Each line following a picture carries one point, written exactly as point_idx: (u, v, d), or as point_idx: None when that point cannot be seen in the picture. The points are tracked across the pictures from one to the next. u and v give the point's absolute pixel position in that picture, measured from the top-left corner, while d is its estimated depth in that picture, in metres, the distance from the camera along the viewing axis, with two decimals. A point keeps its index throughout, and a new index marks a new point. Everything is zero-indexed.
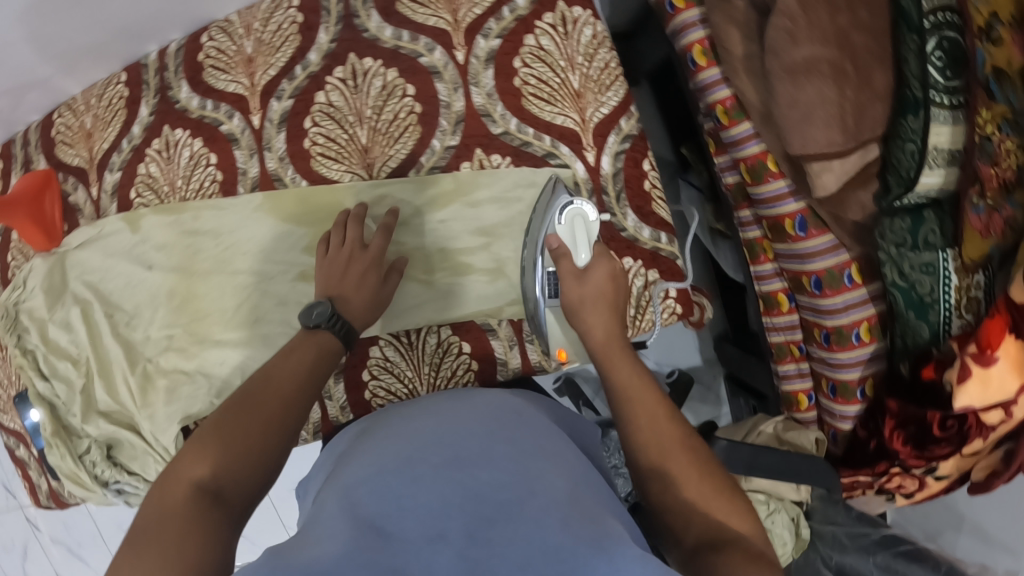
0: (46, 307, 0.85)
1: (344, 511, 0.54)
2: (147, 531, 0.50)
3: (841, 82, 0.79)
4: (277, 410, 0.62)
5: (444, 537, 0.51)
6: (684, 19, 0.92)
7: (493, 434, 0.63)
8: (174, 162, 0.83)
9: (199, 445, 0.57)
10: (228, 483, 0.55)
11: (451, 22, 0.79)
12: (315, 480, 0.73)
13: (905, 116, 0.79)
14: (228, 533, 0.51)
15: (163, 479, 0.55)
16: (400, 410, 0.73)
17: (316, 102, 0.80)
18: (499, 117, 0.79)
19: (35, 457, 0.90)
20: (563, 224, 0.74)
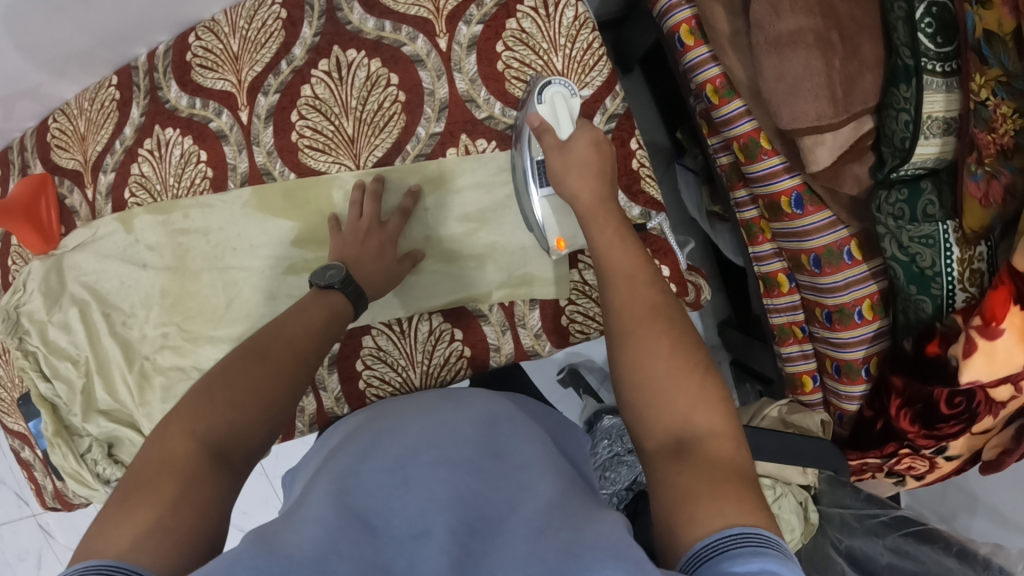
0: (44, 310, 0.86)
1: (331, 500, 0.54)
2: (144, 484, 0.49)
3: (826, 54, 0.78)
4: (286, 367, 0.60)
5: (429, 533, 0.50)
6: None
7: (488, 441, 0.63)
8: (166, 161, 0.84)
9: (205, 394, 0.56)
10: (232, 443, 0.54)
11: (433, 10, 0.79)
12: (303, 471, 0.72)
13: (897, 86, 0.77)
14: (224, 501, 0.51)
15: (165, 430, 0.54)
16: (395, 406, 0.73)
17: (302, 95, 0.81)
18: (482, 103, 0.80)
19: (40, 459, 0.92)
20: (543, 102, 0.73)
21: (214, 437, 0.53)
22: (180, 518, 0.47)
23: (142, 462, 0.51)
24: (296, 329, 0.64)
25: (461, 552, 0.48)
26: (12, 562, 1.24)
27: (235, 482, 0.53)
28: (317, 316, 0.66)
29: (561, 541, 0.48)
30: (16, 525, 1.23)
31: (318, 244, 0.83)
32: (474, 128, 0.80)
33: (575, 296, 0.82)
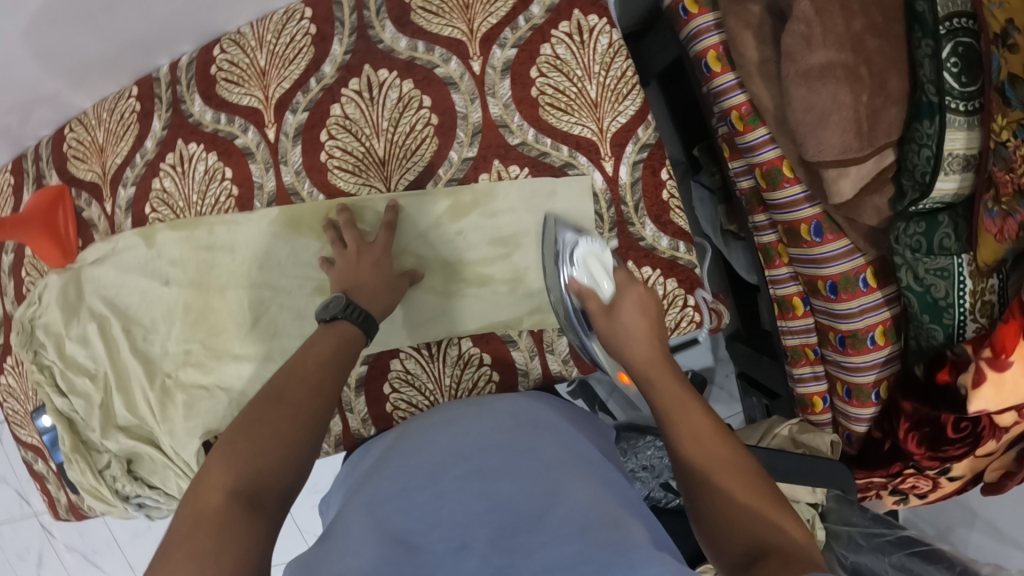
0: (62, 322, 0.85)
1: (368, 524, 0.54)
2: (179, 542, 0.49)
3: (855, 87, 0.79)
4: (303, 403, 0.62)
5: (467, 547, 0.50)
6: (698, 24, 0.90)
7: (516, 442, 0.63)
8: (190, 177, 0.83)
9: (229, 446, 0.57)
10: (265, 485, 0.54)
11: (466, 32, 0.78)
12: (339, 493, 0.74)
13: (921, 121, 0.79)
14: (266, 539, 0.51)
15: (195, 488, 0.54)
16: (418, 426, 0.72)
17: (332, 114, 0.79)
18: (515, 129, 0.79)
19: (53, 471, 0.90)
20: (577, 268, 0.76)
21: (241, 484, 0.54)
22: (221, 564, 0.47)
23: (176, 523, 0.51)
24: (308, 366, 0.65)
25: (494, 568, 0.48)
26: (16, 565, 1.23)
27: (272, 525, 0.52)
28: (326, 349, 0.68)
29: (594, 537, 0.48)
30: (18, 524, 1.21)
31: None
32: (508, 154, 0.79)
33: None
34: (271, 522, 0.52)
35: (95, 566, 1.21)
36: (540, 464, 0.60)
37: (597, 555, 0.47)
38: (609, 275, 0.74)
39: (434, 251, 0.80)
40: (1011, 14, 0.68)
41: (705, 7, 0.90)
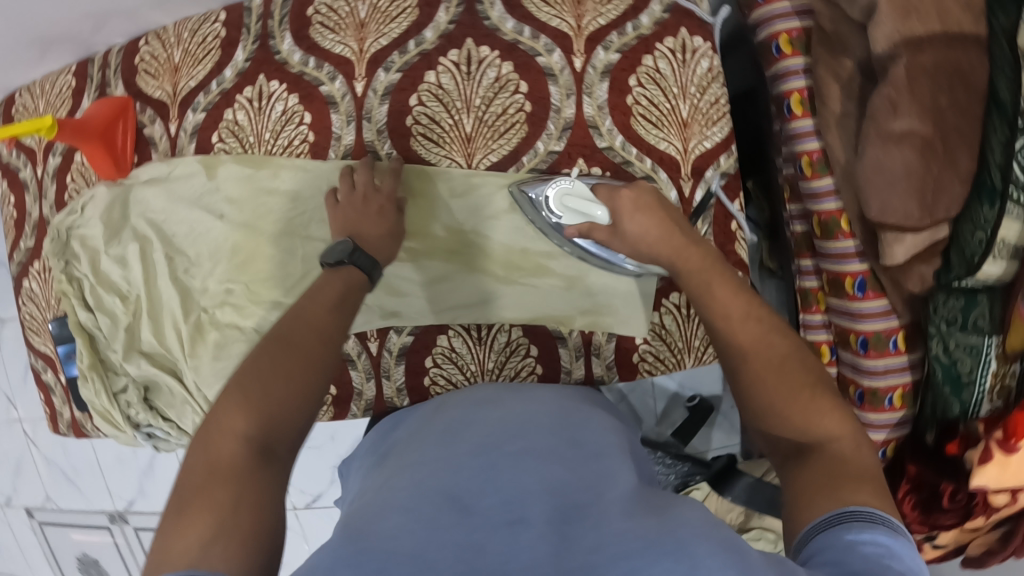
0: (103, 239, 0.83)
1: (424, 485, 0.55)
2: (195, 491, 0.51)
3: (927, 159, 0.77)
4: (311, 349, 0.61)
5: (524, 519, 0.50)
6: (788, 65, 0.89)
7: (564, 430, 0.64)
8: (265, 115, 0.82)
9: (235, 391, 0.57)
10: (279, 436, 0.55)
11: (574, 26, 0.78)
12: (365, 460, 0.75)
13: (982, 203, 0.75)
14: (278, 489, 0.53)
15: (204, 430, 0.55)
16: (469, 394, 0.74)
17: (424, 81, 0.78)
18: (604, 133, 0.78)
19: (62, 386, 0.87)
20: (563, 213, 0.74)
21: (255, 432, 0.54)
22: (240, 518, 0.49)
23: (186, 468, 0.53)
24: (313, 308, 0.64)
25: (555, 537, 0.48)
26: None
27: (283, 474, 0.54)
28: (334, 291, 0.66)
29: (652, 521, 0.48)
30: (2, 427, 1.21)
31: (412, 237, 0.80)
32: (594, 158, 0.78)
33: (652, 337, 0.81)
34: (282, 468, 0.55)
35: (70, 483, 1.19)
36: (588, 456, 0.61)
37: (643, 527, 0.47)
38: (594, 201, 0.72)
39: (503, 236, 0.80)
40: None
41: (798, 49, 0.89)
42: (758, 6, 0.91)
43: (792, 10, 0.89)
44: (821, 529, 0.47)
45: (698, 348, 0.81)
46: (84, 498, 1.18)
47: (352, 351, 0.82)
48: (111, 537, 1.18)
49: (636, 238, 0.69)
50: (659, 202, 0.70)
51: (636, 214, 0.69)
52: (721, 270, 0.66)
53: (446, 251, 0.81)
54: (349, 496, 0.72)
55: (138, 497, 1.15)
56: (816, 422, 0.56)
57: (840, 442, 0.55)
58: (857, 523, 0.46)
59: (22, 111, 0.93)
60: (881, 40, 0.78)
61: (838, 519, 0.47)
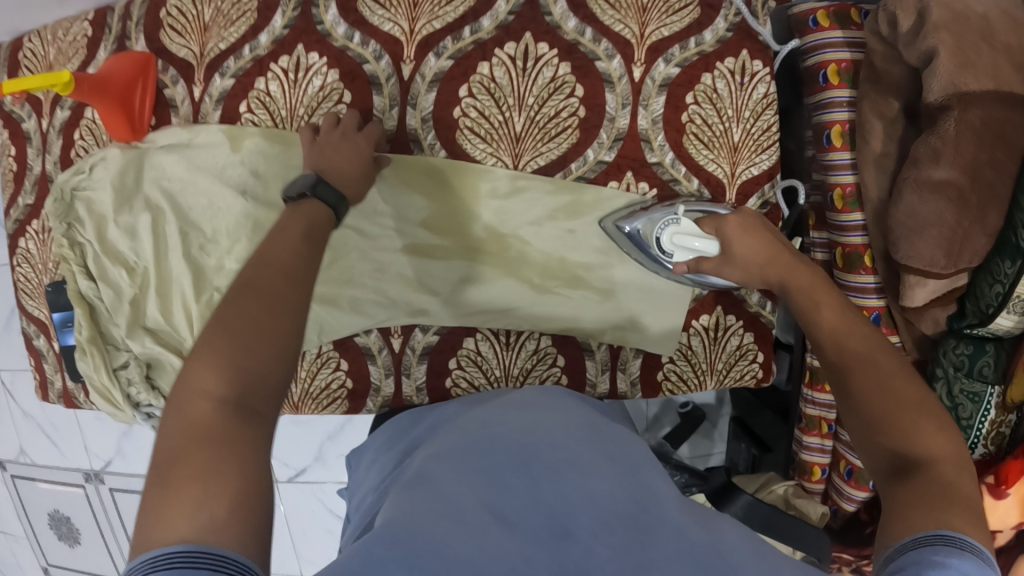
0: (113, 206, 0.78)
1: (468, 495, 0.53)
2: (173, 461, 0.44)
3: (961, 210, 0.74)
4: (280, 289, 0.53)
5: (571, 535, 0.50)
6: (832, 95, 0.86)
7: (597, 437, 0.62)
8: (300, 88, 0.76)
9: (208, 343, 0.49)
10: (254, 389, 0.48)
11: (637, 35, 0.74)
12: (383, 458, 0.72)
13: (1003, 259, 0.74)
14: (264, 447, 0.47)
15: (175, 395, 0.48)
16: (503, 400, 0.71)
17: (477, 72, 0.74)
18: (656, 147, 0.76)
19: (54, 354, 0.82)
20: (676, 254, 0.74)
21: (228, 385, 0.48)
22: (226, 482, 0.43)
23: (164, 435, 0.46)
24: (280, 244, 0.57)
25: (609, 556, 0.48)
26: None
27: (266, 429, 0.48)
28: (297, 227, 0.59)
29: (706, 552, 0.49)
30: None
31: (447, 233, 0.78)
32: (643, 172, 0.77)
33: (678, 357, 0.80)
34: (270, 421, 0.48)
35: (50, 442, 1.14)
36: (624, 464, 0.59)
37: (702, 554, 0.48)
38: (698, 236, 0.72)
39: (541, 240, 0.78)
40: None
41: (845, 81, 0.85)
42: (808, 31, 0.85)
43: (844, 39, 0.85)
44: (911, 548, 0.44)
45: (721, 371, 0.80)
46: (60, 454, 1.15)
47: (373, 346, 0.80)
48: (84, 495, 1.15)
49: (744, 261, 0.70)
50: (762, 224, 0.71)
51: (743, 237, 0.70)
52: (818, 285, 0.65)
53: (483, 252, 0.78)
54: (365, 487, 0.70)
55: (116, 458, 1.12)
56: (923, 440, 0.51)
57: (943, 464, 0.50)
58: (945, 548, 0.43)
59: (30, 57, 0.86)
60: (937, 89, 0.73)
61: (930, 540, 0.44)
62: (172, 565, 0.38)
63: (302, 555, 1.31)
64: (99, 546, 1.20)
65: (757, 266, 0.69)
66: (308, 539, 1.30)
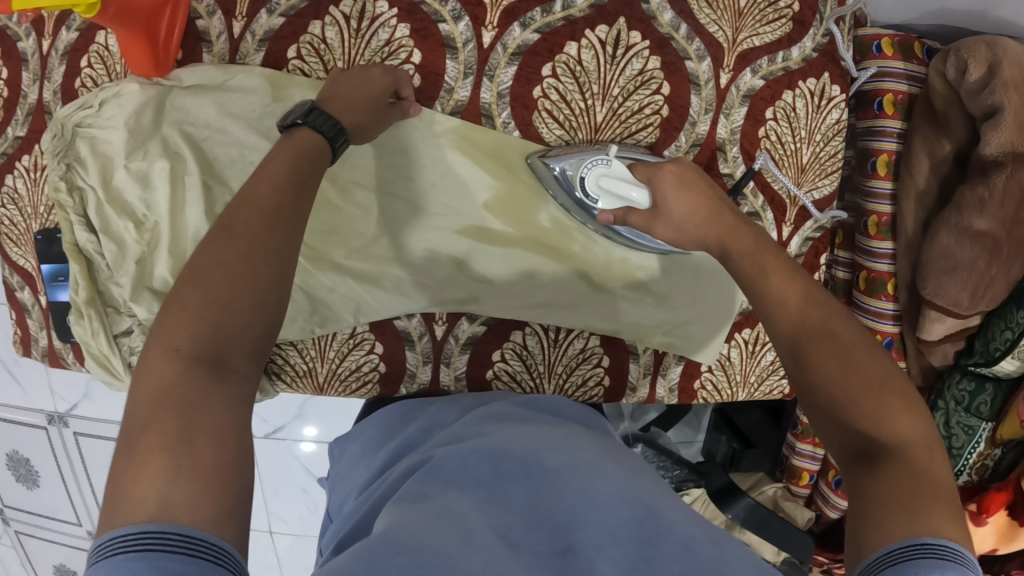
0: (125, 150, 0.68)
1: (472, 516, 0.49)
2: (142, 428, 0.41)
3: (992, 260, 0.77)
4: (259, 231, 0.49)
5: (574, 551, 0.47)
6: (884, 125, 0.85)
7: (605, 453, 0.60)
8: (362, 39, 0.68)
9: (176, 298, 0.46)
10: (232, 347, 0.45)
11: (729, 39, 0.71)
12: (374, 450, 0.69)
13: (1018, 306, 0.79)
14: (242, 411, 0.44)
15: (145, 358, 0.45)
16: (498, 406, 0.68)
17: (564, 52, 0.69)
18: (729, 158, 0.75)
19: (42, 308, 0.75)
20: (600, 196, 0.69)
21: (200, 346, 0.45)
22: (197, 451, 0.40)
23: (129, 403, 0.43)
24: (263, 185, 0.51)
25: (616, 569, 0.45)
26: None
27: (244, 386, 0.46)
28: (284, 163, 0.54)
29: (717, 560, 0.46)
30: None
31: (507, 220, 0.73)
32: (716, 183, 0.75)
33: (716, 368, 0.81)
34: (245, 385, 0.45)
35: (10, 376, 1.03)
36: (633, 475, 0.56)
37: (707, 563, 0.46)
38: (633, 182, 0.66)
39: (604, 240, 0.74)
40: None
41: (899, 113, 0.85)
42: (871, 57, 0.84)
43: (904, 71, 0.84)
44: (886, 565, 0.40)
45: (753, 384, 0.82)
46: (20, 393, 1.04)
47: (413, 331, 0.76)
48: (46, 437, 1.06)
49: (679, 220, 0.62)
50: (702, 177, 0.63)
51: (681, 192, 0.63)
52: (767, 246, 0.58)
53: (544, 245, 0.74)
54: (349, 484, 0.67)
55: (81, 399, 1.03)
56: (892, 421, 0.48)
57: (915, 448, 0.48)
58: (927, 560, 0.39)
59: None
60: (994, 144, 0.73)
61: (908, 553, 0.40)
62: (145, 548, 0.36)
63: (272, 511, 1.19)
64: (57, 491, 1.11)
65: (692, 224, 0.62)
66: (278, 497, 1.18)
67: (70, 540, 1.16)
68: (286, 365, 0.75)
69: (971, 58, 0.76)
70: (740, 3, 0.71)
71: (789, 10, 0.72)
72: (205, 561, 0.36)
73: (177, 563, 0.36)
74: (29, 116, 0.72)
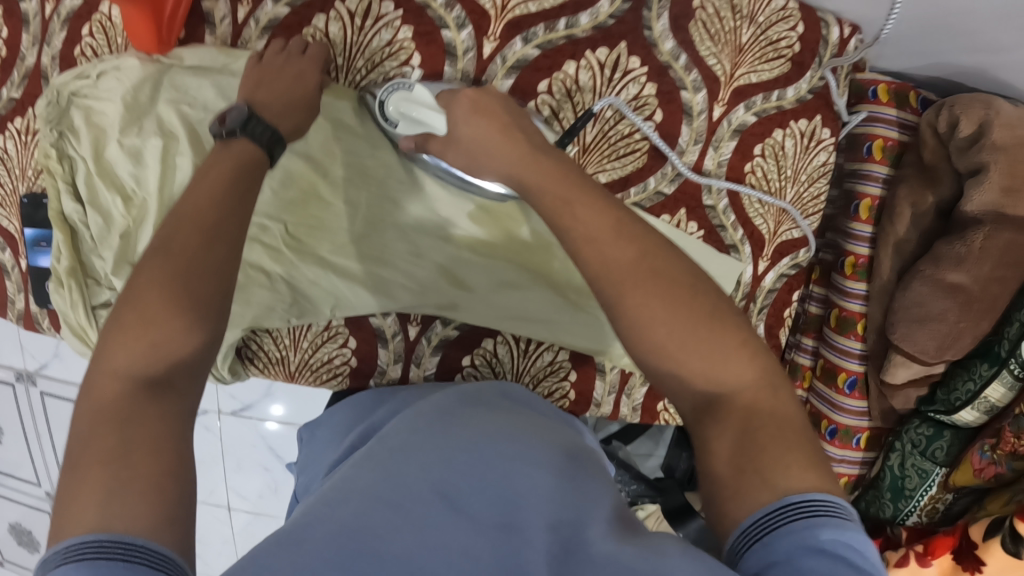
0: (120, 125, 0.68)
1: (416, 475, 0.50)
2: (84, 446, 0.43)
3: (964, 313, 0.78)
4: (195, 249, 0.50)
5: (516, 526, 0.47)
6: (870, 169, 0.85)
7: (568, 444, 0.60)
8: (364, 37, 0.68)
9: (113, 322, 0.47)
10: (175, 363, 0.47)
11: (727, 73, 0.72)
12: (340, 438, 0.70)
13: (982, 361, 0.81)
14: (178, 426, 0.45)
15: (91, 379, 0.46)
16: (468, 390, 0.68)
17: (563, 70, 0.70)
18: (713, 190, 0.76)
19: (22, 272, 0.76)
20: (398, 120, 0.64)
21: (145, 369, 0.46)
22: (135, 464, 0.42)
23: (72, 427, 0.45)
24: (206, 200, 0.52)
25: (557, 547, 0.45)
26: None
27: (184, 404, 0.47)
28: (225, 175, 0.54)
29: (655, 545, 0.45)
30: None
31: (492, 230, 0.74)
32: (697, 213, 0.76)
33: None
34: (183, 402, 0.47)
35: None
36: (590, 469, 0.56)
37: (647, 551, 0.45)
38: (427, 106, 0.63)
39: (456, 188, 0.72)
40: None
41: (887, 159, 0.85)
42: (865, 100, 0.83)
43: (897, 119, 0.83)
44: (754, 537, 0.40)
45: None
46: None
47: (387, 330, 0.77)
48: (13, 395, 1.07)
49: (520, 184, 0.56)
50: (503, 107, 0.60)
51: None
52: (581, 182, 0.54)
53: (528, 258, 0.75)
54: (317, 467, 0.68)
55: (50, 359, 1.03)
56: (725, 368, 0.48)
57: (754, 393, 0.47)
58: (796, 521, 0.39)
59: None
60: (977, 202, 0.74)
61: (774, 519, 0.40)
62: (83, 556, 0.38)
63: (231, 486, 1.19)
64: (17, 449, 1.12)
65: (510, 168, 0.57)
66: (240, 473, 1.18)
67: (26, 498, 1.16)
68: (259, 351, 0.76)
69: (964, 114, 0.75)
70: (742, 39, 0.71)
71: (789, 51, 0.73)
72: (138, 564, 0.38)
73: (110, 567, 0.37)
74: (26, 78, 0.73)
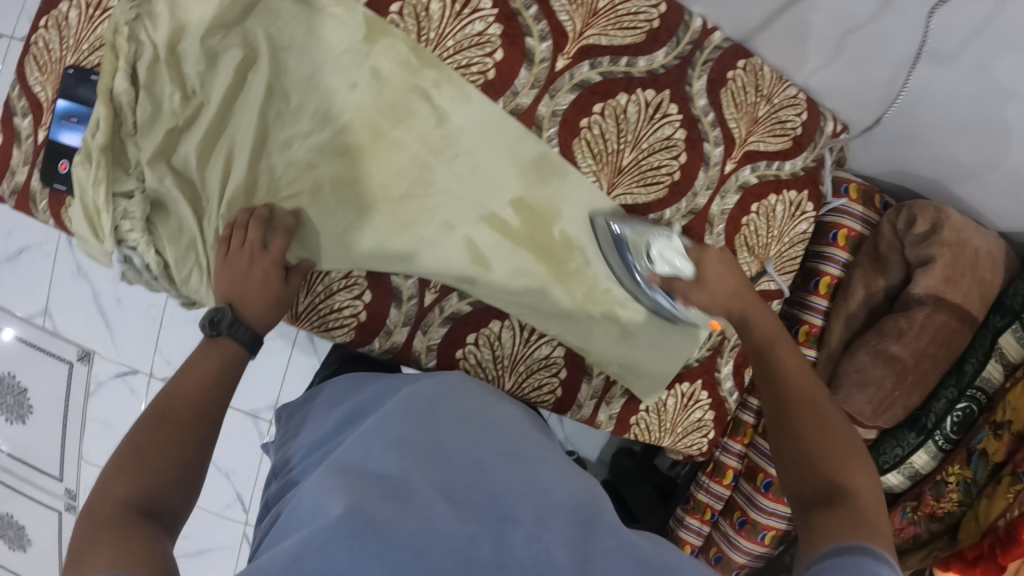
0: (207, 26, 0.70)
1: (418, 473, 0.52)
2: (90, 547, 0.48)
3: (898, 383, 0.91)
4: (187, 426, 0.60)
5: (513, 517, 0.49)
6: (833, 253, 1.00)
7: (533, 441, 0.63)
8: (457, 22, 0.75)
9: (112, 469, 0.55)
10: (159, 496, 0.55)
11: (743, 135, 0.85)
12: (332, 414, 0.71)
13: (910, 431, 0.95)
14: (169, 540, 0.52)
15: (90, 504, 0.52)
16: (456, 384, 0.71)
17: (615, 99, 0.80)
18: (714, 233, 0.87)
19: (35, 144, 0.75)
20: (654, 262, 0.76)
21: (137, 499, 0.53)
22: (138, 547, 0.48)
23: (75, 536, 0.50)
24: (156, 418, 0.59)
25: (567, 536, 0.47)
26: None
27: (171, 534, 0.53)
28: (212, 366, 0.65)
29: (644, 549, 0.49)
30: None
31: (525, 222, 0.81)
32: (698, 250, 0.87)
33: (651, 410, 0.89)
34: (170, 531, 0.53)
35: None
36: (565, 467, 0.60)
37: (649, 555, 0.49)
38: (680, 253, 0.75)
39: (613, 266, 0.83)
40: (1012, 417, 0.83)
41: (848, 247, 0.99)
42: (839, 195, 0.98)
43: (861, 215, 0.98)
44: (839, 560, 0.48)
45: (678, 433, 0.91)
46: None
47: (404, 291, 0.81)
48: None
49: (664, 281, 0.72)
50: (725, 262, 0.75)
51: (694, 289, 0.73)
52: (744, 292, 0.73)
53: (550, 255, 0.82)
54: (300, 440, 0.70)
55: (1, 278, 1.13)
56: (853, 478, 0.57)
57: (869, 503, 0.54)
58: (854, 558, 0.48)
59: None
60: (922, 285, 0.89)
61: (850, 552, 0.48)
62: None
63: None
64: None
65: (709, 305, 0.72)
66: None
67: None
68: None
69: (920, 214, 0.90)
70: (758, 112, 0.85)
71: (793, 132, 0.87)
72: None
73: None
74: None
